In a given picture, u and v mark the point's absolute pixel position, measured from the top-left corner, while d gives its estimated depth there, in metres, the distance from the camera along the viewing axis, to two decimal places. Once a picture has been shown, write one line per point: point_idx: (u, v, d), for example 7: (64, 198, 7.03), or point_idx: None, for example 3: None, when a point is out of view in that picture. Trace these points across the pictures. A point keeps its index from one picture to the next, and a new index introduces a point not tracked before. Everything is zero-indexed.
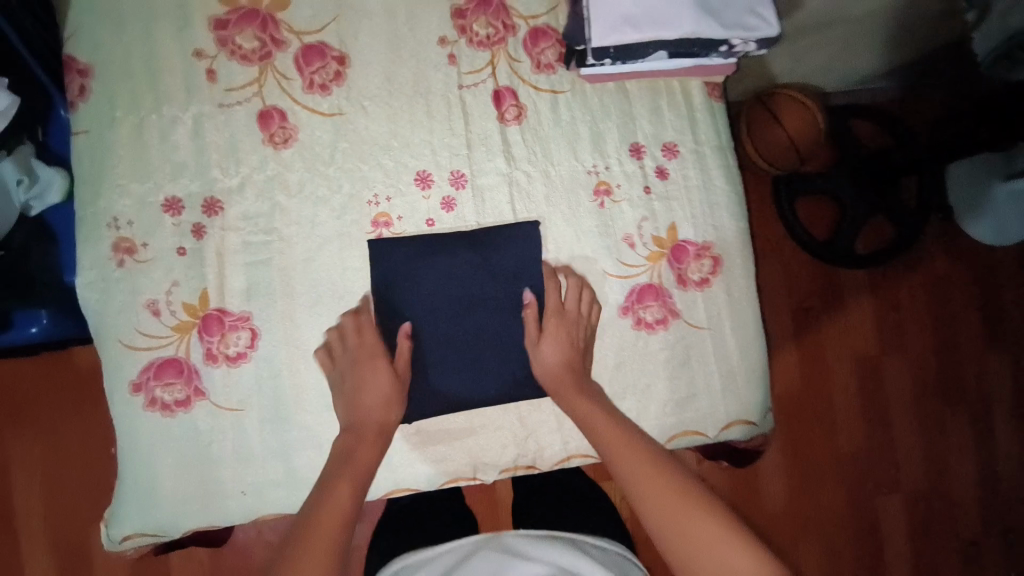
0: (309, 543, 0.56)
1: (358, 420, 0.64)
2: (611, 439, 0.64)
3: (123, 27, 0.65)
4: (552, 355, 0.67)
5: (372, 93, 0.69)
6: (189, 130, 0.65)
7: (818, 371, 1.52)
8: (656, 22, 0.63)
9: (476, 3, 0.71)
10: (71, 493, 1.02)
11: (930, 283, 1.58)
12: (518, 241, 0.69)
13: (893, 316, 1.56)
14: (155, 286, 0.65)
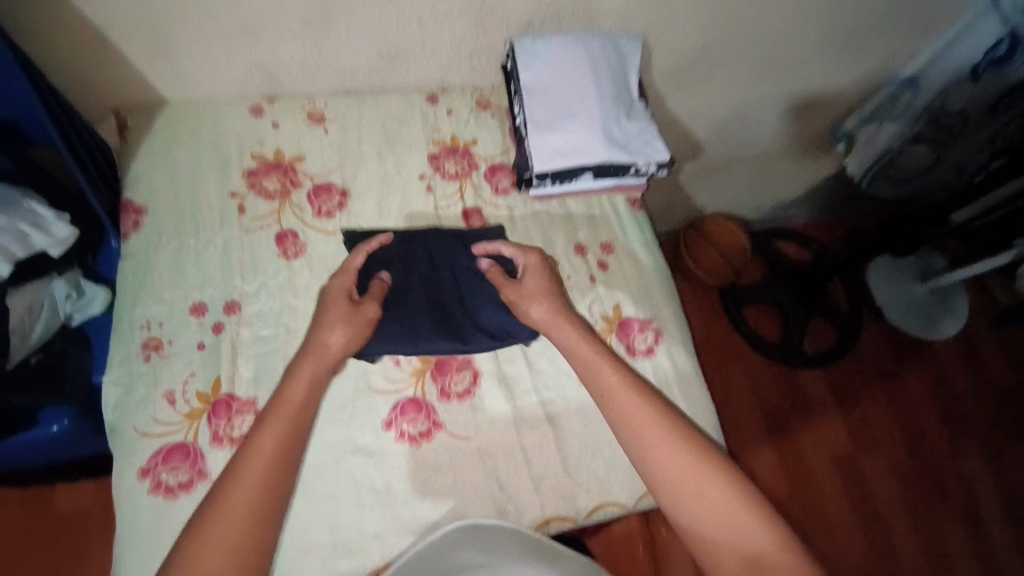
0: (257, 447, 0.63)
1: (315, 345, 0.71)
2: (627, 417, 0.70)
3: (176, 178, 0.85)
4: (541, 307, 0.79)
5: (367, 216, 0.88)
6: (219, 250, 0.82)
7: (800, 468, 1.75)
8: (580, 155, 0.85)
9: (446, 150, 0.95)
10: None
11: (880, 385, 1.91)
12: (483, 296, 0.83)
13: (855, 411, 1.86)
14: (174, 378, 0.75)
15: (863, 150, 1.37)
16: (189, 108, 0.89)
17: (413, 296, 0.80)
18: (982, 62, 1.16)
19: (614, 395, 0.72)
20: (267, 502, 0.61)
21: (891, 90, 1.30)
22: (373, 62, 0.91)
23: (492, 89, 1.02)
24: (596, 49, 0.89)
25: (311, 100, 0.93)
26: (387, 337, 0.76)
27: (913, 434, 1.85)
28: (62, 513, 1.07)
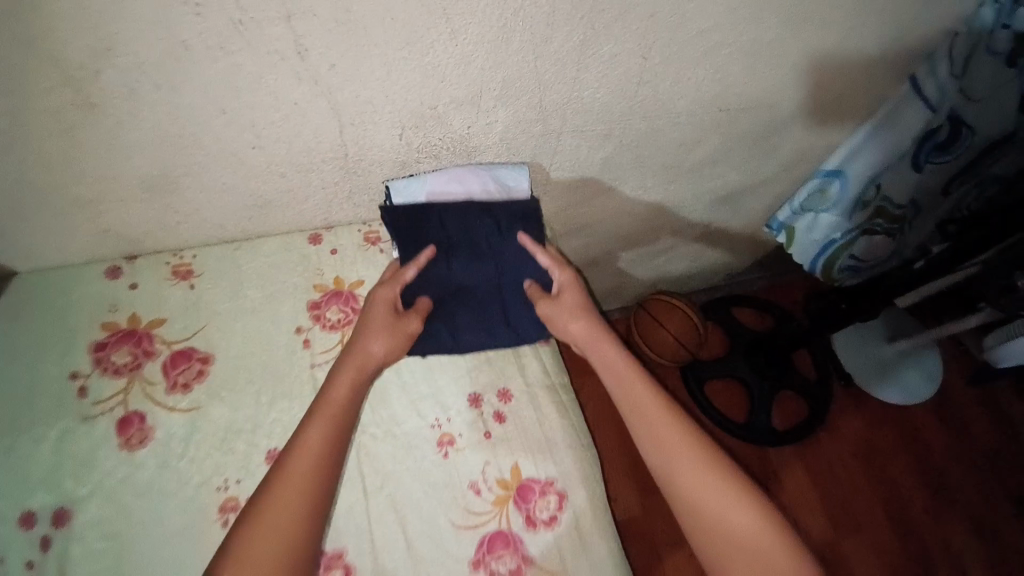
0: (304, 438, 0.69)
1: (359, 350, 0.76)
2: (655, 422, 0.77)
3: (13, 361, 0.77)
4: (578, 324, 0.83)
5: (233, 385, 0.79)
6: (52, 445, 0.73)
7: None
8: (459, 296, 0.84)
9: (329, 295, 0.88)
10: None
11: (860, 459, 1.79)
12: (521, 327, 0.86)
13: (832, 488, 1.74)
14: None
15: (805, 239, 1.32)
16: (41, 279, 0.83)
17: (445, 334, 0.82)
18: (926, 148, 1.11)
19: (638, 401, 0.79)
20: (308, 498, 0.66)
21: (818, 183, 1.21)
22: (242, 212, 0.85)
23: (382, 222, 0.96)
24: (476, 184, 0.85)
25: (178, 255, 0.87)
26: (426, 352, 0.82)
27: (901, 513, 1.72)
28: None
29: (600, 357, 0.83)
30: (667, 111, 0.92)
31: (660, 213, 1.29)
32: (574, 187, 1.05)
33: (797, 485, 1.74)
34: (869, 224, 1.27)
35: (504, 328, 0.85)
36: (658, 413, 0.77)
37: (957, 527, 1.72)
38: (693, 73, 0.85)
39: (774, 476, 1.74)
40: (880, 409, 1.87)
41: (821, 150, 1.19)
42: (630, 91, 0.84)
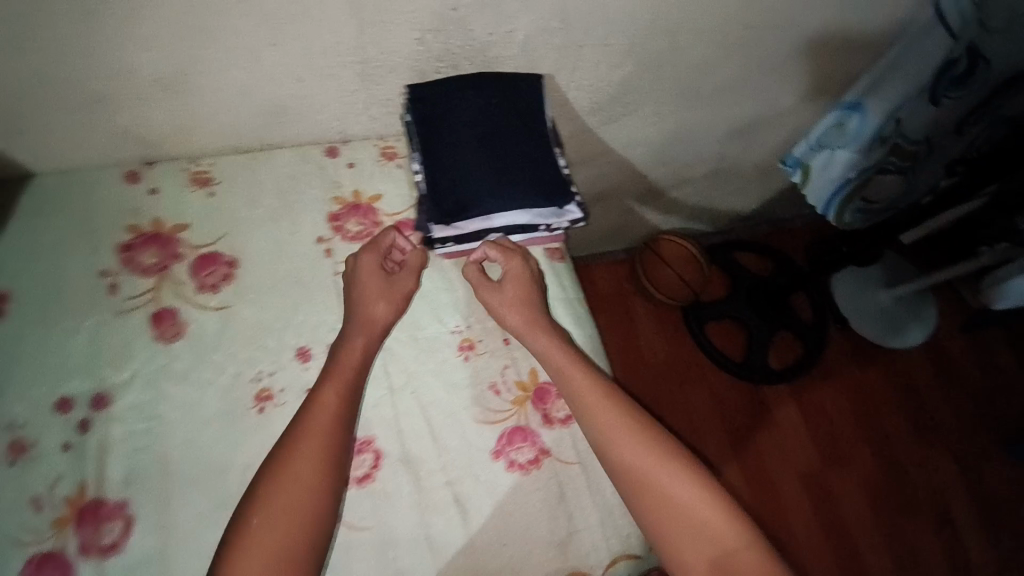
0: (304, 455, 0.67)
1: (364, 317, 0.78)
2: (609, 424, 0.74)
3: (42, 258, 0.78)
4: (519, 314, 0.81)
5: (258, 288, 0.82)
6: (86, 337, 0.75)
7: (771, 492, 1.71)
8: (475, 222, 0.82)
9: (348, 208, 0.90)
10: None
11: (851, 398, 1.86)
12: (548, 208, 0.84)
13: (825, 426, 1.81)
14: (39, 484, 0.69)
15: (819, 179, 1.32)
16: (58, 182, 0.83)
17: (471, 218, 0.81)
18: (943, 82, 1.07)
19: (551, 358, 0.79)
20: (327, 448, 0.68)
21: (837, 116, 1.21)
22: (258, 120, 0.85)
23: (399, 138, 0.95)
24: (510, 109, 0.83)
25: (197, 163, 0.87)
26: (469, 208, 0.81)
27: (887, 451, 1.80)
28: None
29: (564, 374, 0.78)
30: (691, 27, 0.91)
31: (673, 145, 1.27)
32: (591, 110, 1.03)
33: (792, 429, 1.80)
34: (882, 162, 1.23)
35: (528, 208, 0.83)
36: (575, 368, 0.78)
37: (938, 461, 1.81)
38: None
39: (766, 410, 1.80)
40: (874, 353, 1.93)
41: (837, 79, 1.19)
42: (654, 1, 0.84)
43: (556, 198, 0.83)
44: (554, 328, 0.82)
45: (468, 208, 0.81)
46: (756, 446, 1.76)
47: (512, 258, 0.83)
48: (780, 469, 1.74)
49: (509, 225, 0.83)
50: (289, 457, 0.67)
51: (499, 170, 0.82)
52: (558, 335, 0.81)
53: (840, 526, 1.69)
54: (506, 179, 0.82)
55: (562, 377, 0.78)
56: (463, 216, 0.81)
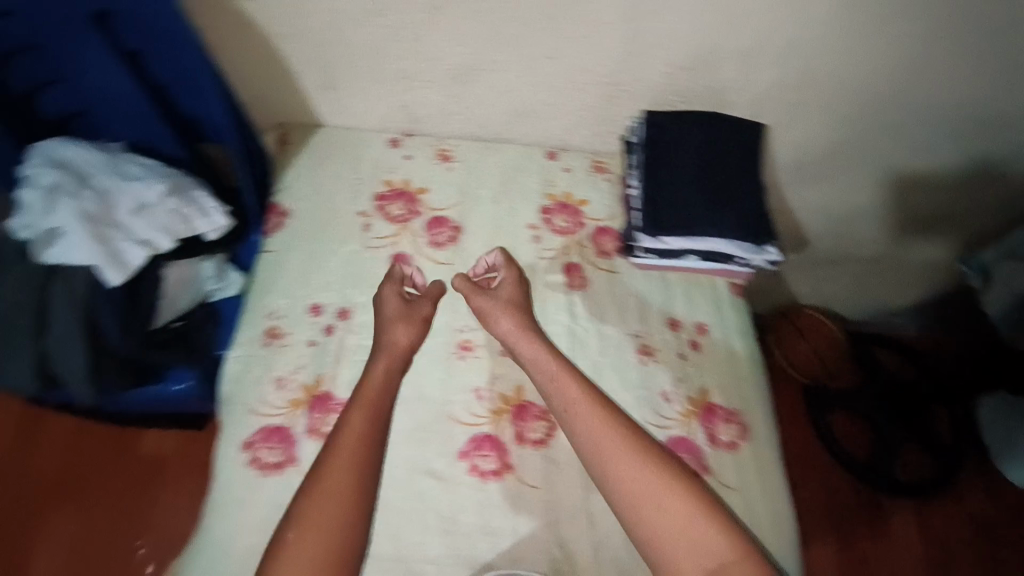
0: (334, 464, 0.62)
1: (388, 341, 0.75)
2: (601, 441, 0.68)
3: (319, 191, 0.95)
4: (507, 320, 0.79)
5: (474, 255, 0.93)
6: (341, 261, 0.90)
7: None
8: (677, 240, 0.88)
9: (557, 205, 1.00)
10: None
11: None
12: (749, 244, 0.87)
13: None
14: (286, 366, 0.82)
15: None
16: (338, 133, 1.00)
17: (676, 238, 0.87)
18: None
19: (588, 425, 0.69)
20: (358, 477, 0.62)
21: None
22: (506, 116, 0.96)
23: (610, 156, 1.05)
24: (731, 147, 0.90)
25: (444, 141, 1.02)
26: (676, 228, 0.87)
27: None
28: (145, 451, 1.35)
29: (557, 385, 0.73)
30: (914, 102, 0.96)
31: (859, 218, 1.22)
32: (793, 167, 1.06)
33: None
34: None
35: (731, 240, 0.87)
36: (602, 436, 0.68)
37: None
38: None
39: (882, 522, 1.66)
40: None
41: None
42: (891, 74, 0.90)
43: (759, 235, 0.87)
44: (544, 335, 0.78)
45: (674, 227, 0.87)
46: None
47: (512, 267, 0.86)
48: None
49: (707, 251, 0.88)
50: (312, 497, 0.60)
51: (711, 199, 0.88)
52: (591, 392, 0.72)
53: None
54: (716, 208, 0.87)
55: (554, 390, 0.73)
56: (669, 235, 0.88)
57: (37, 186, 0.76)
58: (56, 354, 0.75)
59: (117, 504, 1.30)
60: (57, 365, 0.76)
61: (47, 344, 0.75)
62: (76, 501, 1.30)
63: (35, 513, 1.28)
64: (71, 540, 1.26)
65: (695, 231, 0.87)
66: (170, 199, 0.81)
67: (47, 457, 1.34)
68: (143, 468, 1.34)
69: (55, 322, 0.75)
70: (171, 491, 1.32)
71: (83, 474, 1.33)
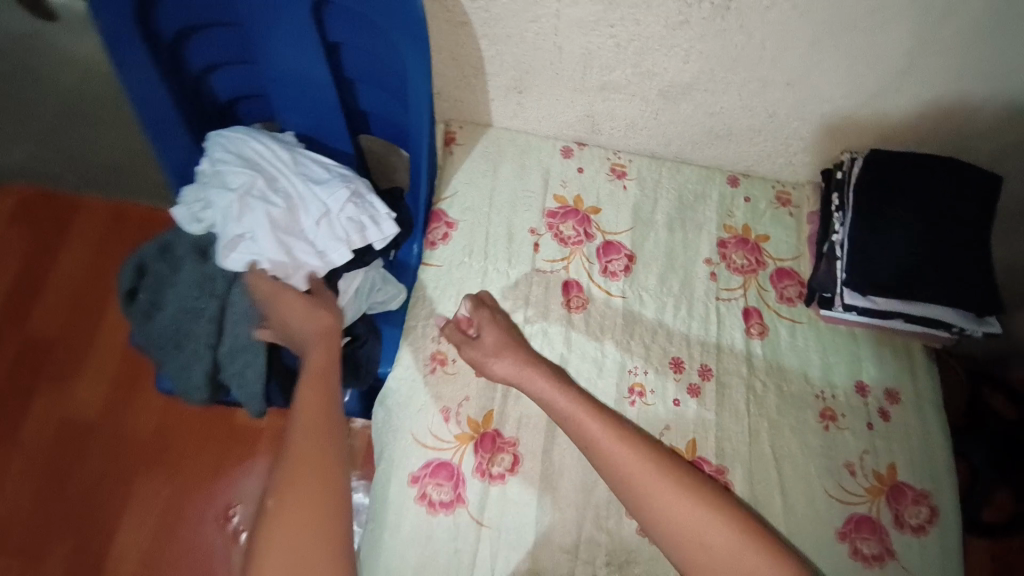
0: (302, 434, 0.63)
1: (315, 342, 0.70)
2: (621, 468, 0.66)
3: (488, 200, 0.88)
4: (503, 363, 0.75)
5: (649, 288, 0.87)
6: (511, 282, 0.84)
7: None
8: (888, 300, 0.80)
9: (736, 240, 0.91)
10: (183, 543, 1.31)
11: None
12: (966, 313, 0.80)
13: None
14: (452, 396, 0.78)
15: None
16: (508, 137, 0.92)
17: (889, 298, 0.79)
18: None
19: (596, 447, 0.68)
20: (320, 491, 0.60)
21: None
22: (696, 136, 0.89)
23: (795, 187, 0.95)
24: (964, 203, 0.80)
25: (617, 155, 0.94)
26: (892, 287, 0.79)
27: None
28: (239, 424, 1.43)
29: (572, 428, 0.70)
30: None
31: None
32: (1015, 221, 0.92)
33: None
34: None
35: (949, 307, 0.79)
36: (610, 444, 0.68)
37: None
38: None
39: None
40: None
41: None
42: None
43: (983, 306, 0.79)
44: (549, 369, 0.75)
45: (890, 286, 0.79)
46: None
47: (482, 309, 0.79)
48: None
49: (920, 315, 0.80)
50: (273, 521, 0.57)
51: (934, 260, 0.79)
52: (611, 422, 0.70)
53: None
54: (939, 269, 0.79)
55: (574, 429, 0.70)
56: (881, 294, 0.79)
57: (226, 185, 0.72)
58: (233, 366, 0.72)
59: (212, 475, 1.38)
60: (234, 376, 0.72)
61: (223, 354, 0.72)
62: (174, 467, 1.37)
63: (135, 471, 1.36)
64: (167, 504, 1.34)
65: (913, 292, 0.79)
66: (348, 205, 0.74)
67: (145, 416, 1.41)
68: (237, 438, 1.42)
69: (236, 331, 0.71)
70: (262, 465, 1.40)
71: (179, 439, 1.40)
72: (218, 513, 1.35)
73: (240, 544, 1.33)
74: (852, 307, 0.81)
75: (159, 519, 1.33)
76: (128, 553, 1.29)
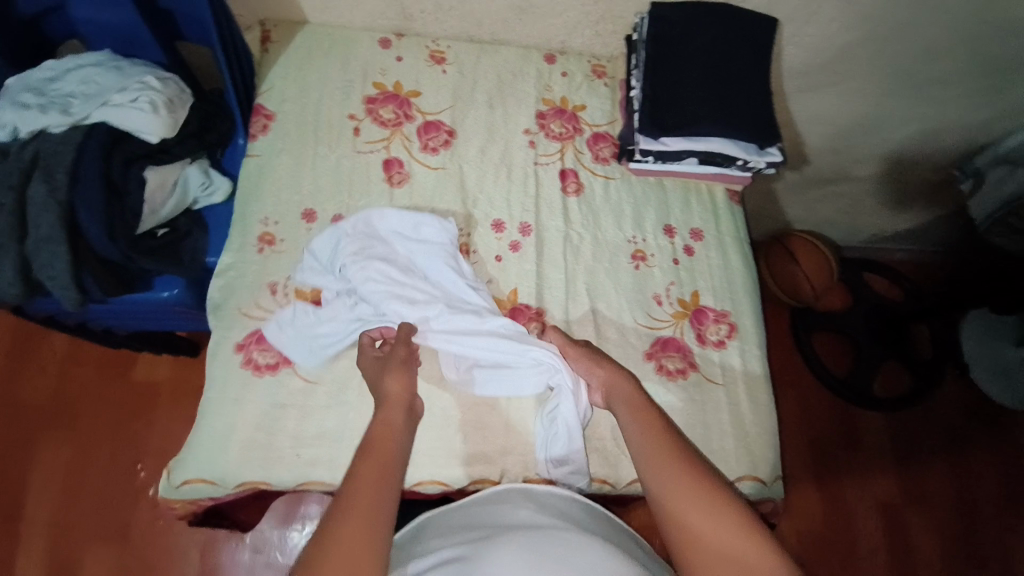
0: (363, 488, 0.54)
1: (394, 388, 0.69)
2: (646, 445, 0.62)
3: (305, 92, 0.91)
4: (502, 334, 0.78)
5: (470, 160, 0.91)
6: (332, 164, 0.87)
7: (842, 518, 1.44)
8: (677, 140, 0.86)
9: (554, 111, 0.96)
10: (91, 499, 1.25)
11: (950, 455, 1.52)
12: (749, 146, 0.88)
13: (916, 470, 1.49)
14: (280, 272, 0.82)
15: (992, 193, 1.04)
16: (325, 31, 0.95)
17: (677, 138, 0.86)
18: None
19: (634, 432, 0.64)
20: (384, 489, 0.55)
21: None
22: (503, 12, 0.93)
23: (610, 60, 1.02)
24: (738, 45, 0.87)
25: (435, 42, 0.97)
26: (677, 125, 0.85)
27: (1009, 519, 1.46)
28: (136, 380, 1.35)
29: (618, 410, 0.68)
30: (939, 1, 0.92)
31: (857, 131, 1.20)
32: None
33: (879, 458, 1.50)
34: None
35: (732, 141, 0.87)
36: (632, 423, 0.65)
37: None
38: None
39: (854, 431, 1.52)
40: (1004, 418, 1.56)
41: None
42: None
43: (761, 136, 0.86)
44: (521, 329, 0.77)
45: (676, 125, 0.85)
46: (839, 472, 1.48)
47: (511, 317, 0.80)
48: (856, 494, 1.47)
49: (708, 153, 0.87)
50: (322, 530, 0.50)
51: (711, 98, 0.85)
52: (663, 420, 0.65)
53: (904, 565, 1.40)
54: (718, 106, 0.85)
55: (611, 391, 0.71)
56: (670, 134, 0.85)
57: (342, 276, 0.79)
58: (39, 257, 0.72)
59: (116, 432, 1.30)
60: (43, 268, 0.72)
61: (28, 247, 0.72)
62: (70, 427, 1.30)
63: (35, 437, 1.28)
64: (69, 462, 1.27)
65: (697, 129, 0.85)
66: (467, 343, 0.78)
67: (40, 382, 1.33)
68: (138, 395, 1.34)
69: (37, 222, 0.71)
70: (166, 417, 1.33)
71: (72, 398, 1.32)
72: (124, 467, 1.28)
73: (149, 496, 1.26)
74: (648, 153, 0.87)
75: (62, 478, 1.26)
76: (36, 515, 1.23)
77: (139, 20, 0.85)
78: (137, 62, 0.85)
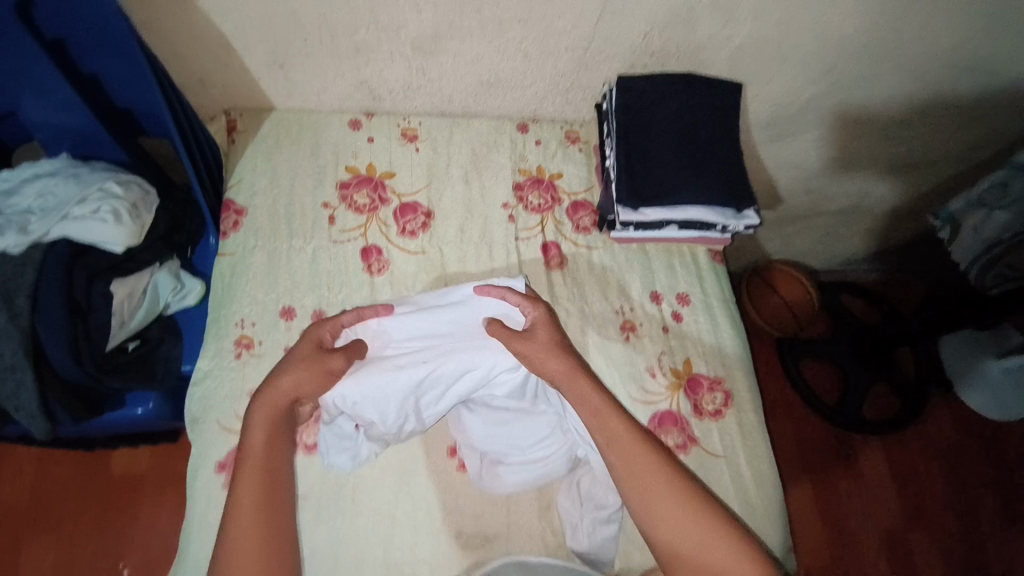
0: (243, 492, 0.63)
1: (273, 388, 0.69)
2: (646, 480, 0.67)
3: (276, 182, 0.89)
4: None
5: (449, 239, 0.90)
6: (308, 257, 0.85)
7: (846, 542, 1.42)
8: (656, 211, 0.86)
9: (531, 181, 0.95)
10: None
11: (952, 476, 1.51)
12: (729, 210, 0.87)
13: (914, 489, 1.49)
14: (260, 378, 0.78)
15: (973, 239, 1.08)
16: (293, 117, 0.93)
17: (655, 209, 0.85)
18: None
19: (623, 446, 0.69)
20: (271, 502, 0.64)
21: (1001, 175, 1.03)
22: (471, 89, 0.93)
23: (583, 125, 1.02)
24: (706, 113, 0.88)
25: (406, 120, 0.96)
26: (653, 197, 0.85)
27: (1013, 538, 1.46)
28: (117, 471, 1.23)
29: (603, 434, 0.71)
30: (894, 57, 0.95)
31: (828, 172, 1.22)
32: None
33: (881, 485, 1.48)
34: None
35: (709, 209, 0.86)
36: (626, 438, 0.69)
37: None
38: (921, 16, 0.88)
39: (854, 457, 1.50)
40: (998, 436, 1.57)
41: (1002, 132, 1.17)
42: (855, 25, 0.88)
43: (737, 202, 0.86)
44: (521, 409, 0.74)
45: (652, 196, 0.85)
46: (840, 499, 1.47)
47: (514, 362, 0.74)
48: (859, 520, 1.45)
49: (689, 219, 0.86)
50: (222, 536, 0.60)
51: (684, 169, 0.86)
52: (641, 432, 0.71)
53: None
54: (693, 175, 0.86)
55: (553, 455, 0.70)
56: (648, 205, 0.85)
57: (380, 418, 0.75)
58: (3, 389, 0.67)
59: (99, 529, 1.19)
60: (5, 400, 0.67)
61: None
62: (51, 529, 1.18)
63: (12, 547, 1.16)
64: (52, 565, 1.15)
65: (674, 200, 0.85)
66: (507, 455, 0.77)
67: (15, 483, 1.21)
68: (118, 487, 1.22)
69: None
70: (151, 509, 1.21)
71: (51, 496, 1.20)
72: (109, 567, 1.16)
73: None
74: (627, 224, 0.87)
75: None
76: None
77: (95, 123, 0.82)
78: (97, 165, 0.82)
